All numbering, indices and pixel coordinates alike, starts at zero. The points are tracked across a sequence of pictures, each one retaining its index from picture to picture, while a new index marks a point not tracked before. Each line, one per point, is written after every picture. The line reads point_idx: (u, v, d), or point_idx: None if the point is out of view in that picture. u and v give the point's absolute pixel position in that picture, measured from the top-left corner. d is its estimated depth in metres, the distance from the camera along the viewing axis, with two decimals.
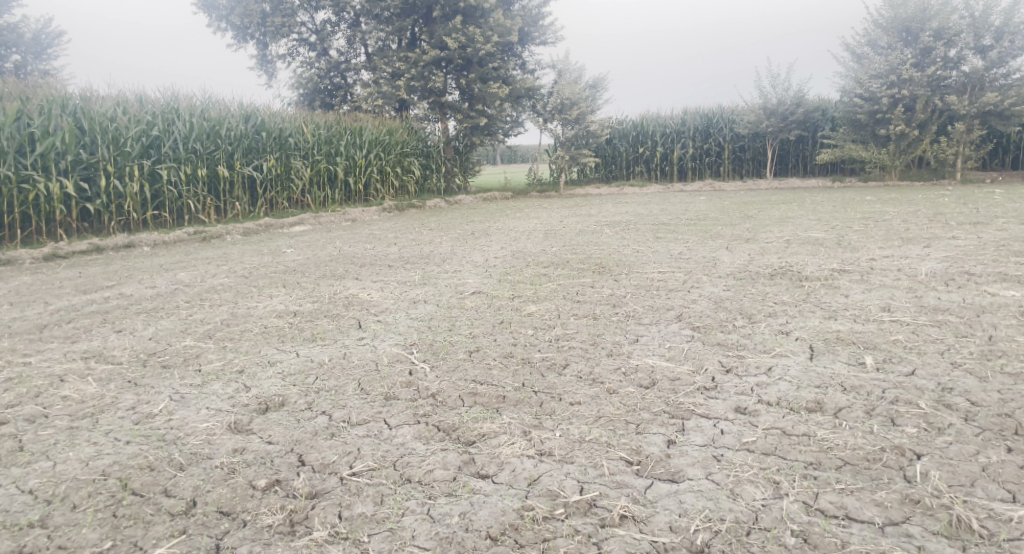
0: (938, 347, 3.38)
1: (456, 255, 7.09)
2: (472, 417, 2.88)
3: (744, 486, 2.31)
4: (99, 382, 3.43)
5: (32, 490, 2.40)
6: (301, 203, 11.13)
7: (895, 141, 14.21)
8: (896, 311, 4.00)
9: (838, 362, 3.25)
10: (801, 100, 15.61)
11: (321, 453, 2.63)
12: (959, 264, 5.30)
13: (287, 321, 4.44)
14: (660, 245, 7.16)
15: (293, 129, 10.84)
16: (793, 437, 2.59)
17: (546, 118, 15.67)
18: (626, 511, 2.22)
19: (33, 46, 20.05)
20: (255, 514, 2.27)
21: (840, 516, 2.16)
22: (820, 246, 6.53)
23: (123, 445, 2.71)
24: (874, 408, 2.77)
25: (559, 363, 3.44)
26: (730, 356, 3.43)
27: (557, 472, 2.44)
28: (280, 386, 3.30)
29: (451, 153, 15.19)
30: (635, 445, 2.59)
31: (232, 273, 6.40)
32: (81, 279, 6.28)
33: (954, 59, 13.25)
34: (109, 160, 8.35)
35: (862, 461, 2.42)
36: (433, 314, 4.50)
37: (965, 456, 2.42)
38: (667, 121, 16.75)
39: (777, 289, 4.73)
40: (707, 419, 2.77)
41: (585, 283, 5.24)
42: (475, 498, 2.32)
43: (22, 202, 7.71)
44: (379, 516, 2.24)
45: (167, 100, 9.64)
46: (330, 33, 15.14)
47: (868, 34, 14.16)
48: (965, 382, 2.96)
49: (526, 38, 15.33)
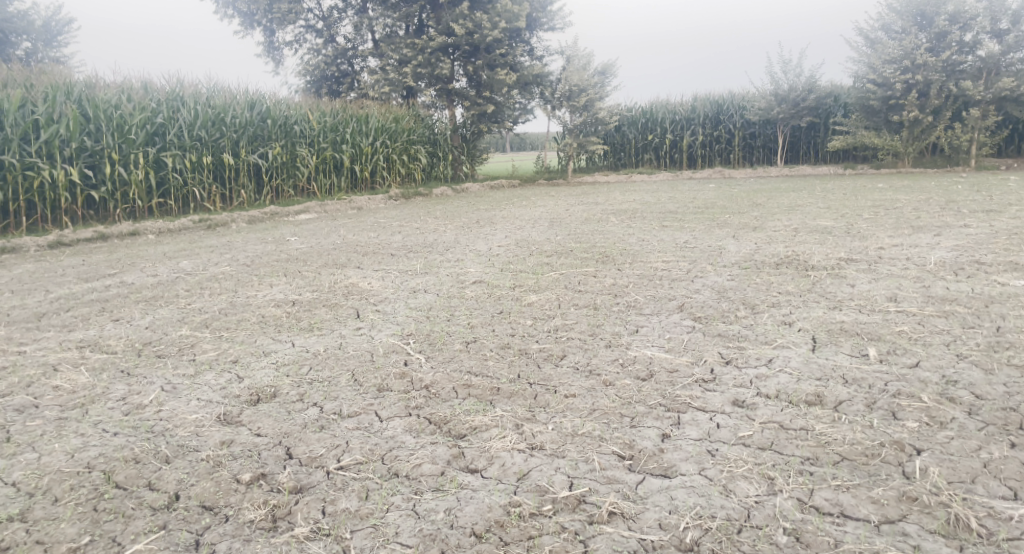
0: (944, 338, 3.29)
1: (460, 244, 7.03)
2: (465, 410, 2.82)
3: (738, 483, 2.24)
4: (91, 372, 3.40)
5: (15, 483, 2.38)
6: (307, 191, 11.12)
7: (908, 127, 13.96)
8: (903, 301, 3.91)
9: (840, 354, 3.18)
10: (812, 85, 15.45)
11: (309, 446, 2.58)
12: (970, 252, 5.21)
13: (285, 311, 4.40)
14: (666, 234, 7.09)
15: (299, 116, 10.74)
16: (790, 431, 2.52)
17: (555, 105, 15.54)
18: (615, 507, 2.16)
19: (44, 33, 20.13)
20: (238, 509, 2.23)
21: (836, 514, 2.10)
22: (828, 235, 6.42)
23: (111, 436, 2.68)
24: (875, 402, 2.70)
25: (556, 355, 3.38)
26: (730, 347, 3.35)
27: (547, 467, 2.38)
28: (273, 376, 3.26)
29: (457, 141, 15.01)
30: (628, 439, 2.54)
31: (235, 261, 6.36)
32: (83, 267, 6.27)
33: (970, 43, 13.07)
34: (114, 147, 8.29)
35: (860, 456, 2.35)
36: (433, 304, 4.45)
37: (966, 452, 2.34)
38: (678, 108, 16.54)
39: (782, 278, 4.65)
40: (703, 413, 2.70)
41: (588, 273, 5.17)
42: (462, 494, 2.27)
43: (28, 189, 7.71)
44: (363, 512, 2.20)
45: (172, 87, 9.59)
46: (336, 20, 15.09)
47: (880, 18, 13.94)
48: (970, 375, 2.87)
49: (535, 23, 15.18)
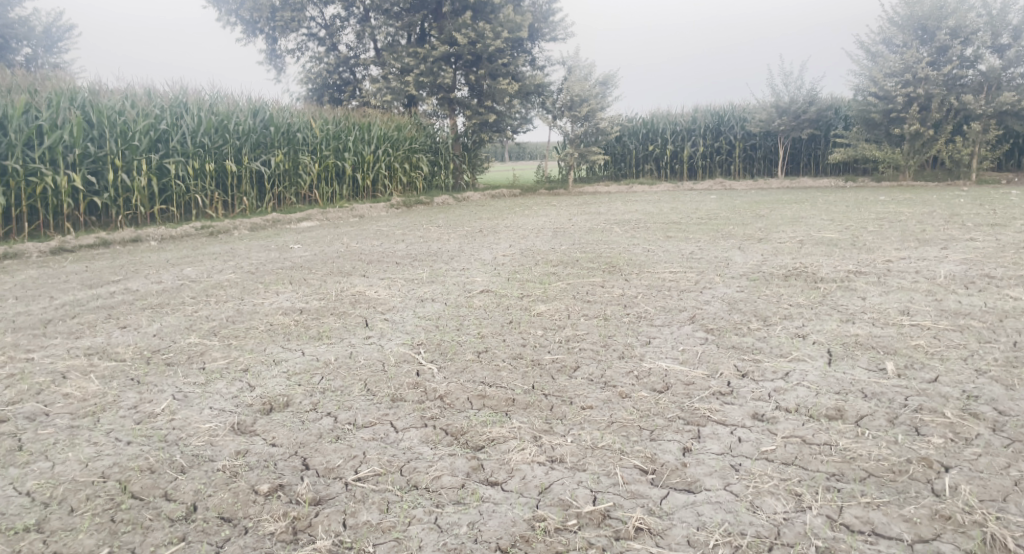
0: (962, 353, 3.28)
1: (464, 252, 7.01)
2: (481, 421, 2.80)
3: (765, 499, 2.22)
4: (101, 380, 3.37)
5: (29, 492, 2.34)
6: (309, 199, 11.12)
7: (909, 141, 13.99)
8: (916, 315, 3.91)
9: (857, 368, 3.16)
10: (813, 98, 15.55)
11: (326, 456, 2.55)
12: (979, 266, 5.22)
13: (293, 319, 4.38)
14: (670, 244, 7.07)
15: (301, 124, 10.76)
16: (813, 446, 2.50)
17: (556, 115, 15.62)
18: (641, 522, 2.14)
19: (44, 40, 20.13)
20: (257, 521, 2.20)
21: (867, 532, 2.08)
22: (834, 247, 6.41)
23: (124, 445, 2.65)
24: (897, 416, 2.68)
25: (569, 365, 3.36)
26: (745, 360, 3.34)
27: (569, 480, 2.36)
28: (286, 386, 3.23)
29: (459, 149, 14.99)
30: (649, 452, 2.51)
31: (239, 268, 6.34)
32: (87, 274, 6.24)
33: (971, 58, 13.16)
34: (117, 153, 8.28)
35: (887, 473, 2.33)
36: (441, 313, 4.43)
37: (995, 469, 2.32)
38: (679, 119, 16.59)
39: (792, 290, 4.64)
40: (724, 426, 2.68)
41: (596, 283, 5.16)
42: (485, 507, 2.24)
43: (30, 194, 7.67)
44: (385, 525, 2.17)
45: (176, 94, 9.63)
46: (339, 28, 15.19)
47: (882, 32, 14.02)
48: (991, 390, 2.86)
49: (536, 34, 15.28)
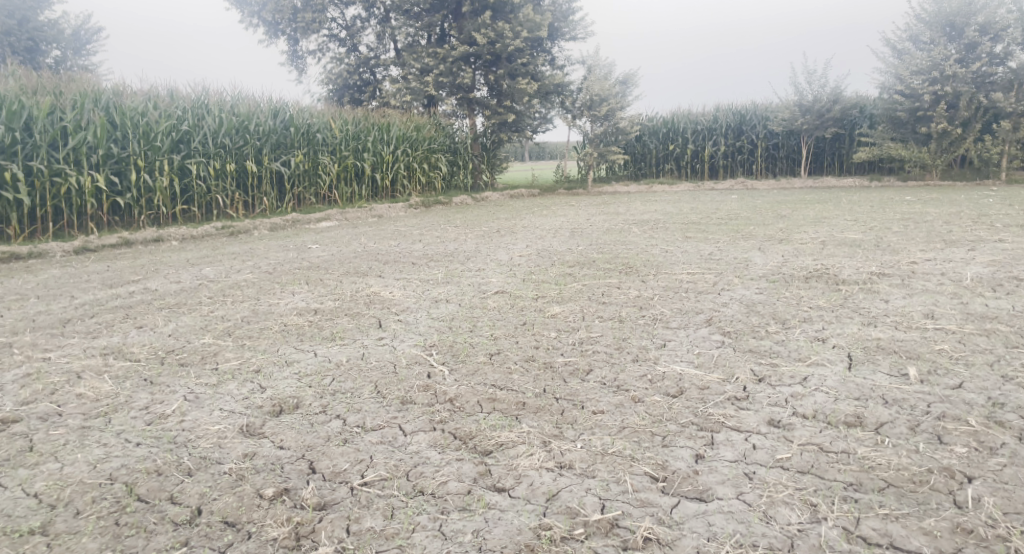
0: (987, 359, 3.17)
1: (480, 253, 6.97)
2: (490, 425, 2.75)
3: (778, 509, 2.16)
4: (115, 380, 3.39)
5: (37, 494, 2.34)
6: (329, 199, 11.14)
7: (937, 140, 13.66)
8: (941, 318, 3.79)
9: (878, 373, 3.07)
10: (838, 96, 15.30)
11: (332, 460, 2.53)
12: (1007, 267, 5.08)
13: (307, 320, 4.36)
14: (690, 245, 6.96)
15: (321, 125, 10.80)
16: (830, 454, 2.43)
17: (576, 115, 15.51)
18: (650, 532, 2.09)
19: (73, 43, 20.49)
20: (261, 526, 2.18)
21: (885, 545, 2.01)
22: (857, 248, 6.29)
23: (133, 446, 2.65)
24: (918, 424, 2.59)
25: (582, 369, 3.30)
26: (763, 364, 3.26)
27: (577, 488, 2.31)
28: (296, 387, 3.21)
29: (478, 149, 14.92)
30: (660, 459, 2.45)
31: (256, 268, 6.36)
32: (108, 273, 6.28)
33: (1001, 55, 12.88)
34: (139, 154, 8.37)
35: (907, 483, 2.25)
36: (455, 314, 4.39)
37: (1021, 481, 2.24)
38: (700, 118, 16.41)
39: (812, 292, 4.55)
40: (738, 433, 2.61)
41: (612, 284, 5.09)
42: (491, 514, 2.20)
43: (55, 195, 7.77)
44: (388, 532, 2.14)
45: (197, 96, 9.73)
46: (359, 29, 15.25)
47: (909, 29, 13.78)
48: (1018, 398, 2.75)
49: (555, 34, 15.22)
